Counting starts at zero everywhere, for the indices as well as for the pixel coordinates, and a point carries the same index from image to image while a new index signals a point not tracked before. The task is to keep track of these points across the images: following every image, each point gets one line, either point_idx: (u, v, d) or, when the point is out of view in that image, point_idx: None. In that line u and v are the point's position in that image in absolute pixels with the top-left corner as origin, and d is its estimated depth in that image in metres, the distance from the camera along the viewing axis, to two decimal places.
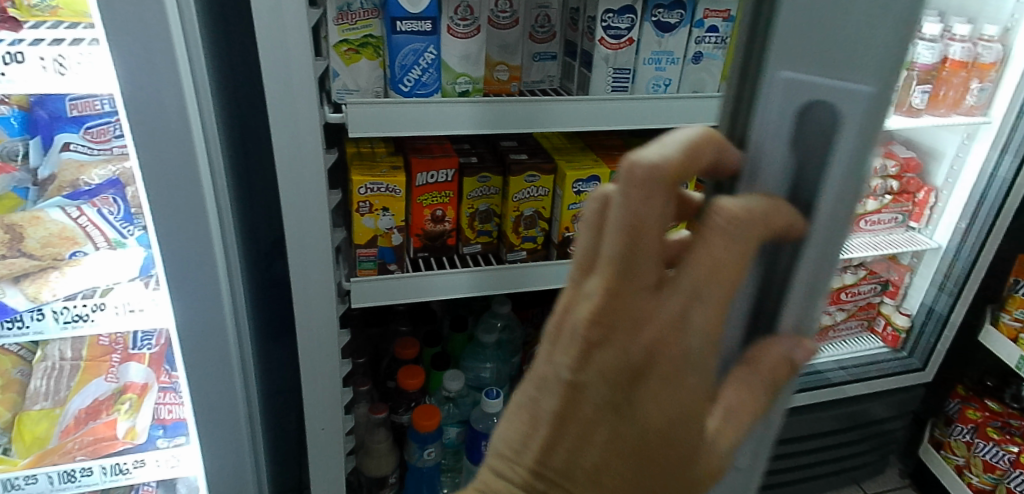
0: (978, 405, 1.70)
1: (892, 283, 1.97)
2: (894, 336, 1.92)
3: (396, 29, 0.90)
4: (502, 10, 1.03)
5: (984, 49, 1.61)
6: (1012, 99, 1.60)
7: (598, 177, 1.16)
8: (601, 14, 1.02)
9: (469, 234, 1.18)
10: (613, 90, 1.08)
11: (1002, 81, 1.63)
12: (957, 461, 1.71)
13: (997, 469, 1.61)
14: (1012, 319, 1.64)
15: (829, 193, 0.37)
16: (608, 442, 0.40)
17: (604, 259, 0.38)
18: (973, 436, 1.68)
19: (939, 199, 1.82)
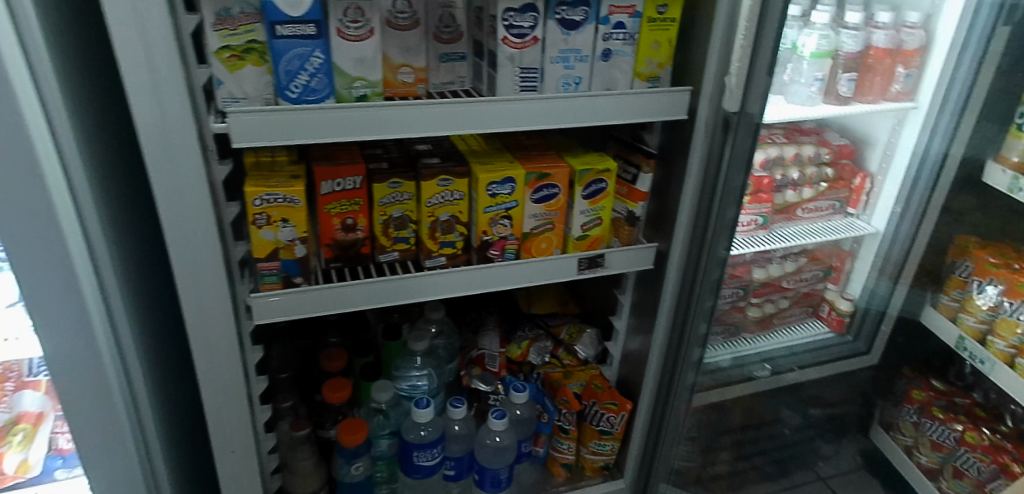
0: (925, 385, 1.84)
1: (834, 269, 2.01)
2: (839, 321, 1.97)
3: (277, 34, 0.86)
4: (401, 10, 1.00)
5: (908, 36, 1.65)
6: (936, 85, 1.64)
7: (513, 178, 1.14)
8: (501, 12, 0.99)
9: (385, 242, 1.16)
10: (522, 90, 1.06)
11: (926, 68, 1.66)
12: (907, 441, 1.84)
13: (943, 448, 1.72)
14: (950, 299, 1.67)
15: None
16: None
17: None
18: (920, 416, 1.81)
19: (873, 185, 1.87)
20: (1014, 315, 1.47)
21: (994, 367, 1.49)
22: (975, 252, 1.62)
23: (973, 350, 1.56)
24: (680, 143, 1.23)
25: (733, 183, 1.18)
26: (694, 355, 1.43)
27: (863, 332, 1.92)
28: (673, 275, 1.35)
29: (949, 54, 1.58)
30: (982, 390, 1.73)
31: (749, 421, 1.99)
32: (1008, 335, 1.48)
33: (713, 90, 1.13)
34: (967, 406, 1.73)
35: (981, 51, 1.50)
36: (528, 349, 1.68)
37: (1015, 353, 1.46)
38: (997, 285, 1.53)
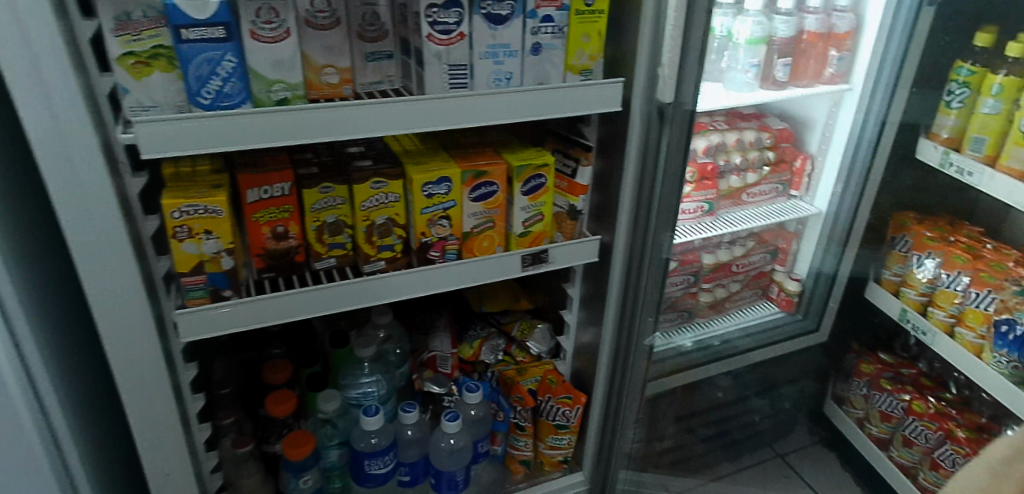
0: (873, 359, 1.93)
1: (780, 250, 2.05)
2: (788, 301, 2.01)
3: (183, 38, 0.83)
4: (320, 9, 0.97)
5: (839, 19, 1.69)
6: (868, 68, 1.66)
7: (449, 178, 1.12)
8: (424, 9, 0.97)
9: (320, 249, 1.13)
10: (453, 88, 1.04)
11: (858, 50, 1.69)
12: (857, 414, 1.92)
13: (892, 418, 1.81)
14: (892, 274, 1.75)
15: None
16: None
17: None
18: (869, 389, 1.89)
19: (814, 166, 1.90)
20: (951, 287, 1.56)
21: (937, 338, 1.59)
22: (913, 227, 1.72)
23: (915, 321, 1.65)
24: (617, 134, 1.22)
25: (673, 170, 1.19)
26: (644, 344, 1.44)
27: (812, 309, 1.96)
28: (619, 268, 1.35)
29: (879, 34, 1.62)
30: (927, 360, 1.84)
31: (706, 405, 2.02)
32: (947, 306, 1.57)
33: (647, 83, 1.12)
34: (913, 377, 1.83)
35: (907, 32, 1.54)
36: (480, 348, 1.64)
37: (955, 322, 1.56)
38: (934, 258, 1.62)
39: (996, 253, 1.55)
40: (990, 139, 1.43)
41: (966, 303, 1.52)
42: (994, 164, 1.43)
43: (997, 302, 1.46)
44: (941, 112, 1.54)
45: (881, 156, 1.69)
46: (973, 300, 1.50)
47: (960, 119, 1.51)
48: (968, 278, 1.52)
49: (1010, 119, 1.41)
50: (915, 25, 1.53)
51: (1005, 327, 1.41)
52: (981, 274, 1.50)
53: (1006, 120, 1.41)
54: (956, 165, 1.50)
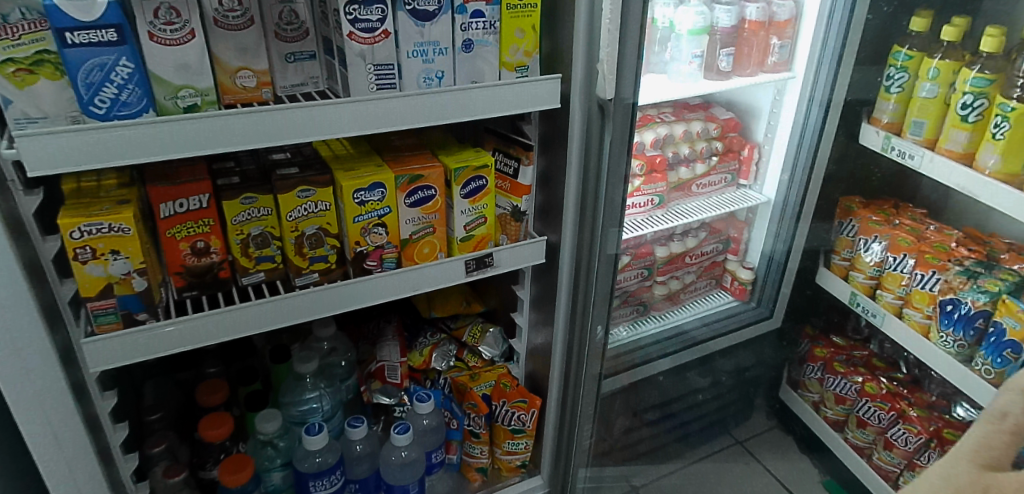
0: (826, 343, 1.94)
1: (732, 240, 2.05)
2: (741, 289, 2.01)
3: (68, 42, 0.76)
4: (231, 8, 0.90)
5: (778, 8, 1.68)
6: (809, 55, 1.67)
7: (383, 184, 1.06)
8: (343, 6, 0.91)
9: (246, 263, 1.07)
10: (380, 89, 0.98)
11: (799, 38, 1.70)
12: (813, 397, 1.95)
13: (847, 400, 1.82)
14: (842, 259, 1.78)
15: None
16: None
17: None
18: (823, 372, 1.90)
19: (761, 154, 1.92)
20: (898, 270, 1.60)
21: (886, 318, 1.62)
22: (859, 211, 1.74)
23: (865, 304, 1.68)
24: (558, 131, 1.19)
25: (617, 165, 1.16)
26: (596, 343, 1.42)
27: (764, 299, 1.97)
28: (567, 269, 1.31)
29: (818, 23, 1.62)
30: (879, 341, 1.88)
31: (661, 399, 1.97)
32: (895, 288, 1.61)
33: (586, 80, 1.08)
34: (865, 358, 1.87)
35: (845, 20, 1.56)
36: (431, 354, 1.59)
37: (902, 304, 1.60)
38: (881, 241, 1.65)
39: (940, 234, 1.57)
40: (929, 123, 1.44)
41: (913, 286, 1.55)
42: (934, 147, 1.45)
43: (941, 283, 1.46)
44: (881, 97, 1.55)
45: (825, 142, 1.69)
46: (920, 281, 1.52)
47: (900, 104, 1.52)
48: (914, 260, 1.56)
49: (947, 102, 1.41)
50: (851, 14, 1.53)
51: (950, 307, 1.41)
52: (926, 255, 1.52)
53: (943, 103, 1.42)
54: (898, 149, 1.51)
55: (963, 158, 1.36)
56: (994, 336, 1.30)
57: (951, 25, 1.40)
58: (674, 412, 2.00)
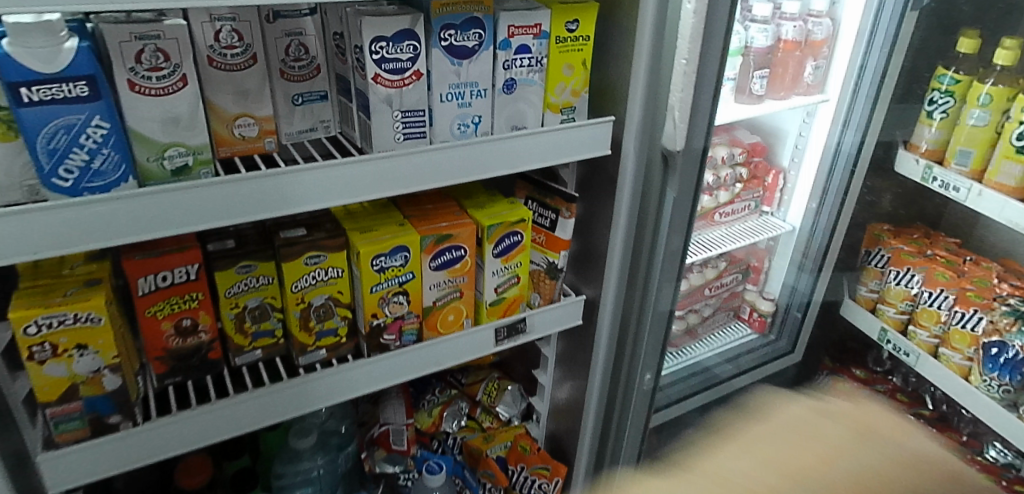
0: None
1: (752, 269, 1.90)
2: (761, 321, 1.85)
3: (24, 101, 0.58)
4: (230, 43, 0.73)
5: (815, 26, 1.51)
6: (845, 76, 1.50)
7: (406, 246, 0.89)
8: (368, 44, 0.74)
9: (241, 341, 0.89)
10: (409, 140, 0.82)
11: (835, 57, 1.52)
12: None
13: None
14: (869, 290, 1.63)
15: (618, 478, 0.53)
16: None
17: None
18: None
19: (787, 180, 1.75)
20: (933, 305, 1.47)
21: (920, 359, 1.48)
22: (890, 241, 1.58)
23: (897, 342, 1.54)
24: (603, 179, 1.01)
25: (679, 220, 1.00)
26: (639, 408, 1.26)
27: (785, 328, 1.80)
28: (605, 330, 1.14)
29: (857, 42, 1.45)
30: None
31: (673, 445, 1.73)
32: (930, 325, 1.48)
33: (647, 125, 0.92)
34: None
35: (888, 41, 1.39)
36: (441, 415, 1.41)
37: (939, 342, 1.47)
38: (916, 274, 1.50)
39: (982, 268, 1.42)
40: (976, 153, 1.32)
41: (950, 324, 1.43)
42: (981, 179, 1.33)
43: (986, 323, 1.35)
44: (921, 123, 1.42)
45: (859, 171, 1.54)
46: (958, 319, 1.40)
47: (942, 131, 1.39)
48: (953, 297, 1.43)
49: (998, 132, 1.30)
50: (898, 30, 1.36)
51: (995, 350, 1.31)
52: (967, 293, 1.39)
53: (994, 132, 1.30)
54: (940, 180, 1.38)
55: (1017, 194, 1.24)
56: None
57: (1003, 46, 1.25)
58: None
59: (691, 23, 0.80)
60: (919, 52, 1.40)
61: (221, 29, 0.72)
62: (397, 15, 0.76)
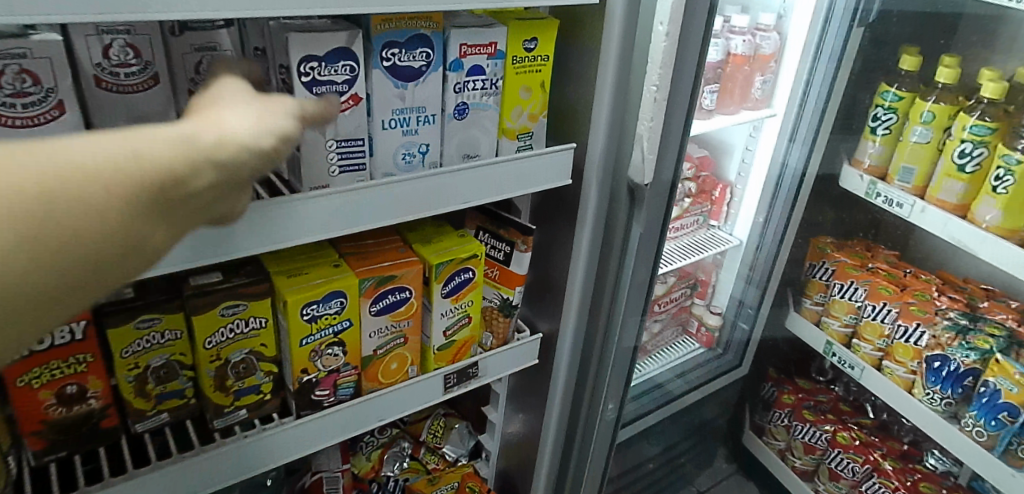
0: (792, 387, 1.68)
1: (700, 282, 1.71)
2: (708, 336, 1.68)
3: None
4: (123, 61, 0.60)
5: (763, 40, 1.37)
6: (795, 90, 1.38)
7: (343, 292, 0.77)
8: (297, 64, 0.63)
9: (142, 405, 0.75)
10: (345, 173, 0.71)
11: (782, 72, 1.40)
12: (779, 445, 1.67)
13: (816, 450, 1.57)
14: (814, 303, 1.54)
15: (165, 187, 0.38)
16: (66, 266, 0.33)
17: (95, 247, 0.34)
18: (791, 419, 1.63)
19: (734, 194, 1.59)
20: (877, 319, 1.39)
21: (865, 372, 1.41)
22: (834, 253, 1.50)
23: (841, 355, 1.46)
24: (562, 209, 0.92)
25: (646, 254, 0.93)
26: (600, 448, 1.17)
27: (732, 343, 1.68)
28: (563, 368, 1.05)
29: (803, 56, 1.34)
30: (843, 382, 1.69)
31: (621, 469, 1.62)
32: (874, 339, 1.40)
33: (611, 154, 0.84)
34: (831, 402, 1.64)
35: (836, 53, 1.29)
36: (382, 458, 1.24)
37: (882, 355, 1.40)
38: (859, 288, 1.42)
39: (920, 280, 1.41)
40: (919, 170, 1.26)
41: (893, 338, 1.37)
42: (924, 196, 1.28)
43: (929, 337, 1.30)
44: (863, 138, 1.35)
45: (804, 191, 1.45)
46: (901, 333, 1.34)
47: (886, 147, 1.32)
48: (896, 310, 1.35)
49: (941, 149, 1.24)
50: (844, 45, 1.28)
51: (938, 364, 1.27)
52: (910, 307, 1.33)
53: (936, 149, 1.24)
54: (883, 196, 1.32)
55: (958, 210, 1.21)
56: (986, 396, 1.19)
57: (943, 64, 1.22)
58: (631, 482, 1.64)
59: (663, 46, 0.74)
60: (865, 69, 1.34)
61: (111, 44, 0.59)
62: (332, 30, 0.65)
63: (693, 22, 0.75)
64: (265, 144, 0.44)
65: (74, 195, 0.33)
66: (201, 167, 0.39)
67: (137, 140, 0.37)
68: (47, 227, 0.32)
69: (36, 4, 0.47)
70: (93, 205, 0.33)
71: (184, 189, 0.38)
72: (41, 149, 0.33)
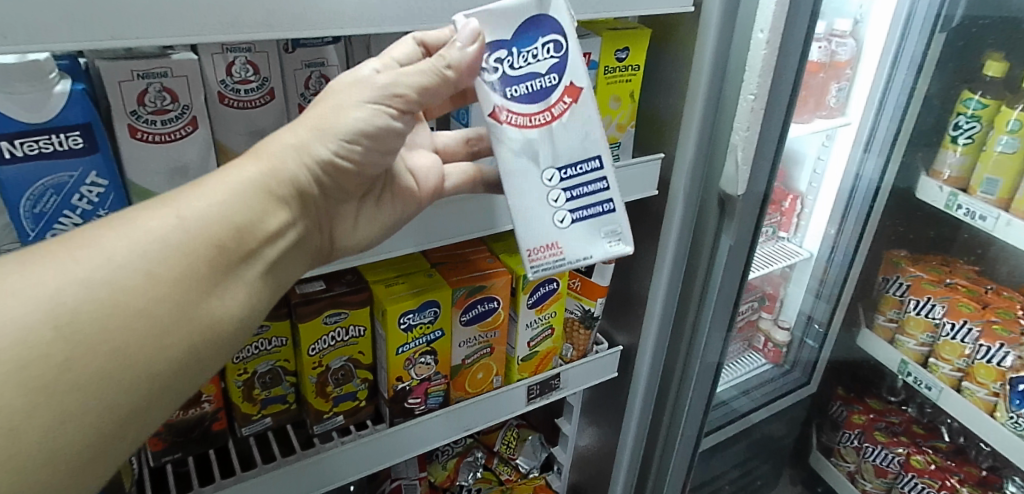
0: (863, 407, 1.56)
1: (766, 296, 1.56)
2: (776, 352, 1.55)
3: (6, 157, 0.54)
4: (244, 78, 0.65)
5: (839, 46, 1.26)
6: (876, 98, 1.26)
7: (437, 301, 0.79)
8: (498, 56, 0.54)
9: (249, 409, 0.78)
10: (579, 222, 0.60)
11: (858, 80, 1.29)
12: (848, 467, 1.56)
13: (888, 473, 1.48)
14: (887, 319, 1.43)
15: (216, 227, 0.46)
16: (161, 365, 0.43)
17: (177, 340, 0.44)
18: (861, 441, 1.53)
19: (804, 205, 1.45)
20: (956, 338, 1.30)
21: (943, 394, 1.32)
22: (910, 267, 1.39)
23: (917, 374, 1.36)
24: (647, 220, 0.91)
25: (735, 265, 0.91)
26: (679, 467, 1.15)
27: (801, 360, 1.56)
28: (643, 382, 1.04)
29: (881, 65, 1.24)
30: (916, 403, 1.54)
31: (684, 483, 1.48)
32: (953, 358, 1.31)
33: (700, 165, 0.83)
34: (905, 424, 1.52)
35: (916, 63, 1.20)
36: (457, 467, 1.24)
37: (963, 376, 1.30)
38: (937, 305, 1.33)
39: (1004, 297, 1.29)
40: (1004, 181, 1.19)
41: (973, 358, 1.28)
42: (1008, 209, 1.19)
43: (1014, 358, 1.22)
44: (944, 147, 1.26)
45: (879, 206, 1.35)
46: (982, 353, 1.26)
47: (968, 157, 1.24)
48: (977, 330, 1.27)
49: None
50: (925, 51, 1.18)
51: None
52: (992, 325, 1.25)
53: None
54: (965, 208, 1.23)
55: None
56: None
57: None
58: None
59: (763, 54, 0.73)
60: (944, 77, 1.23)
61: (233, 61, 0.64)
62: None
63: (794, 29, 0.74)
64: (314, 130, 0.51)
65: (141, 287, 0.42)
66: (267, 213, 0.50)
67: (205, 199, 0.47)
68: (133, 324, 0.42)
69: (183, 26, 0.49)
70: (148, 301, 0.42)
71: (240, 261, 0.48)
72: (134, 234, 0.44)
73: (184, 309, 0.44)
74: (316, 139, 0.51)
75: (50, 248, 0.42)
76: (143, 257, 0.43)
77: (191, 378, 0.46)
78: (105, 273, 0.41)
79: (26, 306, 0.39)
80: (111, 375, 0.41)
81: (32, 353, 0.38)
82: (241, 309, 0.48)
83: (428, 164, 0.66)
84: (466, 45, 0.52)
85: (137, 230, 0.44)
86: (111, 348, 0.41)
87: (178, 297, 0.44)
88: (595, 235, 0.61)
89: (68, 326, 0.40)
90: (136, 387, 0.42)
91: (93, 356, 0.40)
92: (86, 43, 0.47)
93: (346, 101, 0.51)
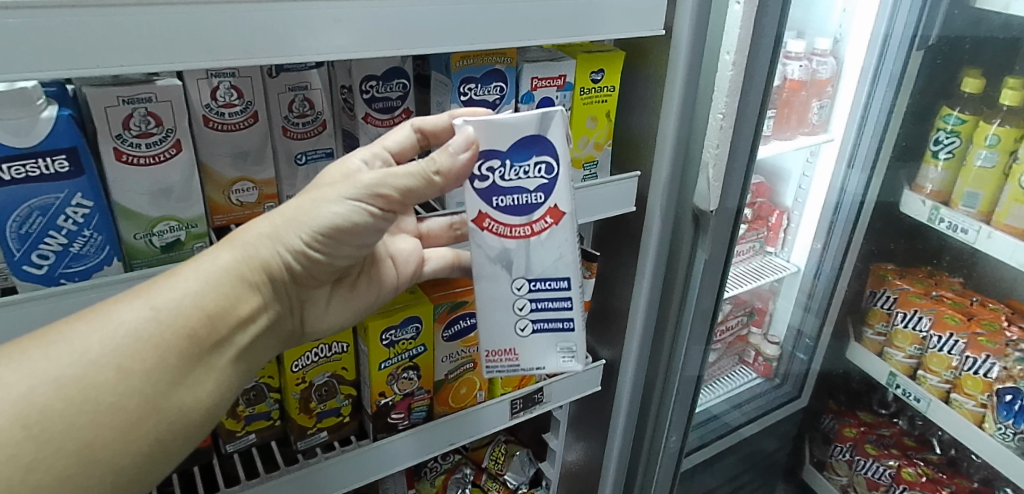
0: (854, 420, 1.57)
1: (756, 310, 1.58)
2: (767, 366, 1.56)
3: None
4: (228, 101, 0.68)
5: (819, 65, 1.28)
6: (857, 115, 1.29)
7: (418, 317, 0.80)
8: (490, 169, 0.59)
9: (233, 426, 0.80)
10: (539, 333, 0.65)
11: (839, 97, 1.31)
12: (840, 481, 1.56)
13: (880, 487, 1.46)
14: (876, 333, 1.44)
15: (188, 317, 0.50)
16: (132, 456, 0.48)
17: (148, 433, 0.48)
18: (853, 454, 1.52)
19: (791, 220, 1.47)
20: (944, 350, 1.30)
21: (932, 406, 1.32)
22: (897, 281, 1.40)
23: (906, 387, 1.37)
24: (627, 235, 0.93)
25: (711, 278, 0.93)
26: (663, 479, 1.16)
27: (791, 374, 1.57)
28: (626, 395, 1.05)
29: (861, 83, 1.26)
30: (907, 415, 1.54)
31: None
32: (941, 370, 1.31)
33: (675, 182, 0.86)
34: (895, 437, 1.52)
35: (895, 77, 1.23)
36: (444, 485, 1.24)
37: (951, 388, 1.30)
38: (924, 317, 1.33)
39: (989, 310, 1.30)
40: (985, 194, 1.20)
41: (961, 370, 1.28)
42: (989, 222, 1.21)
43: (1000, 369, 1.21)
44: (924, 162, 1.28)
45: (863, 220, 1.37)
46: (969, 365, 1.25)
47: (948, 172, 1.25)
48: (964, 342, 1.27)
49: (1007, 174, 1.18)
50: (904, 68, 1.21)
51: (1010, 397, 1.19)
52: (978, 337, 1.24)
53: (1002, 174, 1.18)
54: (947, 222, 1.24)
55: None
56: None
57: (1009, 86, 1.14)
58: None
59: (729, 75, 0.76)
60: (922, 93, 1.26)
61: (218, 86, 0.67)
62: (521, 117, 0.58)
63: (760, 51, 0.77)
64: (286, 214, 0.55)
65: (109, 386, 0.46)
66: (241, 300, 0.53)
67: (181, 290, 0.50)
68: (104, 424, 0.46)
69: (164, 54, 0.51)
70: (117, 400, 0.46)
71: (210, 350, 0.52)
72: (107, 323, 0.47)
73: (154, 405, 0.48)
74: (292, 213, 0.55)
75: (24, 347, 0.45)
76: (115, 352, 0.47)
77: (156, 464, 0.50)
78: (73, 369, 0.45)
79: (2, 406, 0.42)
80: (80, 471, 0.45)
81: (5, 454, 0.41)
82: (211, 395, 0.53)
83: (409, 249, 0.71)
84: (459, 152, 0.56)
85: (106, 323, 0.47)
86: (79, 444, 0.45)
87: (146, 393, 0.48)
88: (551, 348, 0.66)
89: (37, 425, 0.43)
90: (106, 479, 0.47)
91: (65, 450, 0.44)
92: (71, 70, 0.48)
93: (326, 197, 0.55)
